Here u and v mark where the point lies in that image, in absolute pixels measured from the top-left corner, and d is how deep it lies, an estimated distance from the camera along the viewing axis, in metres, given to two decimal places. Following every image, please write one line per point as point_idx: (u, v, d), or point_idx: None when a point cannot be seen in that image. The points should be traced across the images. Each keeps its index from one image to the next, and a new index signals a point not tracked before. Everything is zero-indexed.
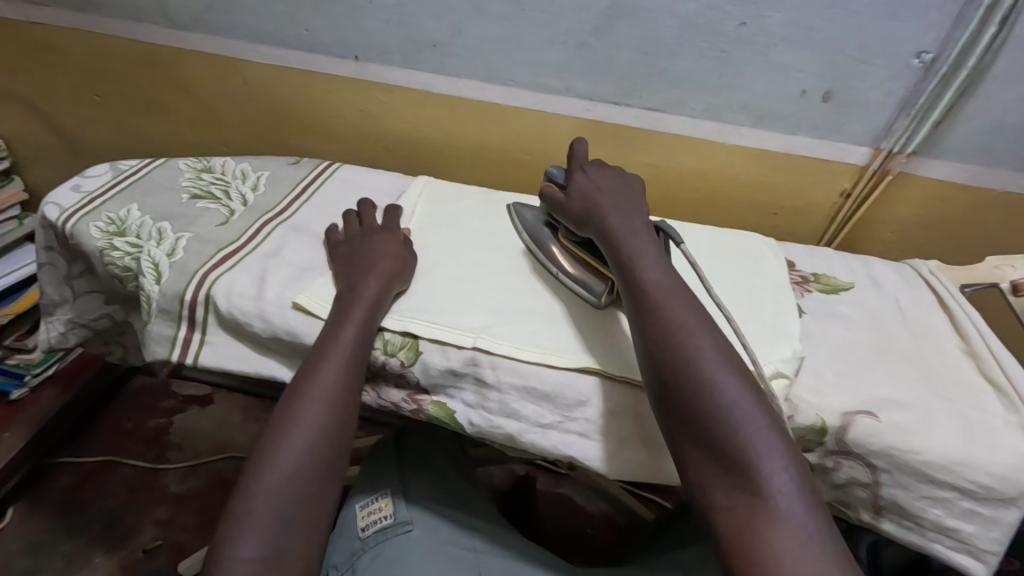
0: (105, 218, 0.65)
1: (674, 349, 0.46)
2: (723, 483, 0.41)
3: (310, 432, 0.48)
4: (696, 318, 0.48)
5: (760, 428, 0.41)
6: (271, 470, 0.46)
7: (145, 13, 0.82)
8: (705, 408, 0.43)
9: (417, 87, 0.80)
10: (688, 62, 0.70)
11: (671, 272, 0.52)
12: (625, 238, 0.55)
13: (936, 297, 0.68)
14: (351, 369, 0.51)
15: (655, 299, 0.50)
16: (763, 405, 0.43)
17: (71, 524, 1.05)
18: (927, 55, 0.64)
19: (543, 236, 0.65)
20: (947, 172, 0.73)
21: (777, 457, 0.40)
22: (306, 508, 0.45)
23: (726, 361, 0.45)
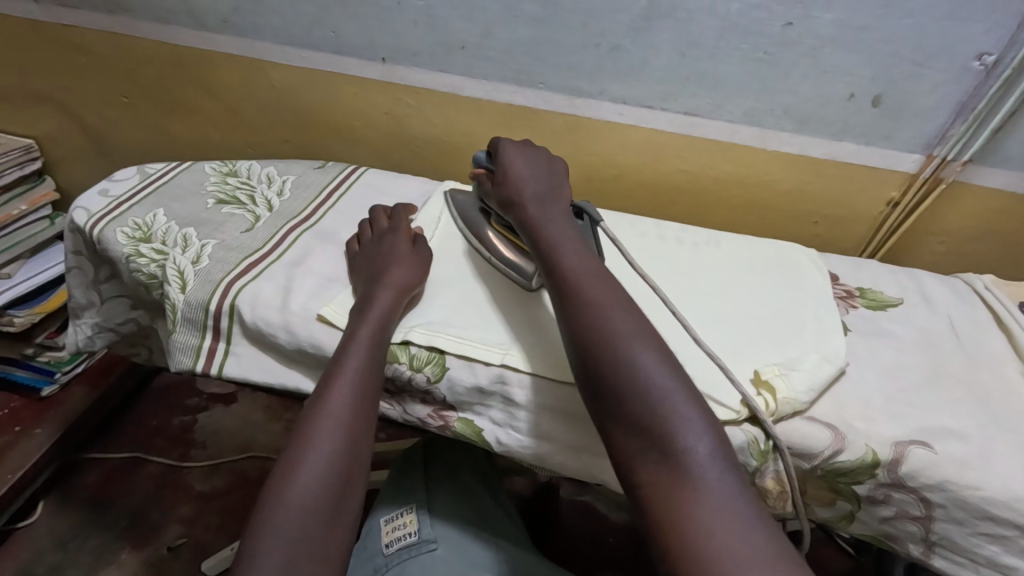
0: (131, 224, 0.64)
1: (593, 331, 0.45)
2: (645, 458, 0.40)
3: (327, 462, 0.45)
4: (612, 297, 0.47)
5: (678, 401, 0.41)
6: (286, 505, 0.43)
7: (173, 15, 0.81)
8: (623, 386, 0.42)
9: (445, 89, 0.78)
10: (729, 65, 0.67)
11: (587, 252, 0.52)
12: (542, 220, 0.54)
13: (992, 314, 0.64)
14: (364, 392, 0.49)
15: (570, 279, 0.49)
16: (680, 378, 0.43)
17: (99, 521, 1.06)
18: (989, 57, 0.60)
19: (477, 222, 0.65)
20: (1003, 180, 0.69)
21: (693, 425, 0.40)
22: (323, 545, 0.42)
23: (644, 337, 0.44)
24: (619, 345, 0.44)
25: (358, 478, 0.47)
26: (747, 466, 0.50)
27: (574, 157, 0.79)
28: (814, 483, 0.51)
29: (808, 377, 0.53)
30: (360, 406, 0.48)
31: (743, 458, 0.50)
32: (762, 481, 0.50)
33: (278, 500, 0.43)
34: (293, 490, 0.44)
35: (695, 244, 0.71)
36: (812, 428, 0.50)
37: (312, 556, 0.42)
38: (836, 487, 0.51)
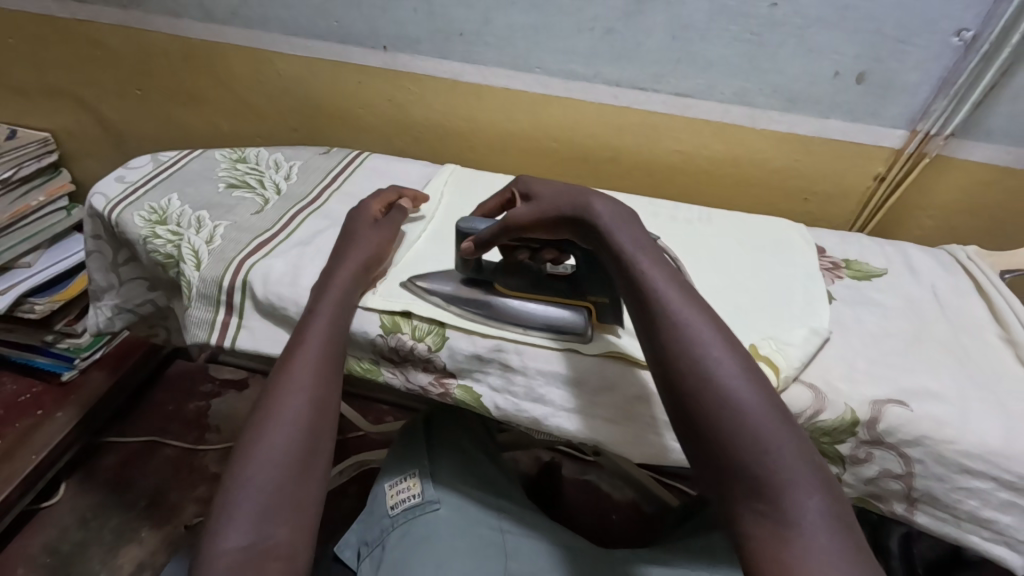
0: (147, 207, 0.68)
1: (689, 363, 0.41)
2: (747, 511, 0.37)
3: (294, 422, 0.49)
4: (712, 329, 0.43)
5: (785, 451, 0.38)
6: (257, 461, 0.46)
7: (184, 9, 0.84)
8: (724, 427, 0.39)
9: (445, 76, 0.80)
10: (718, 47, 0.69)
11: (678, 275, 0.47)
12: (617, 228, 0.48)
13: (974, 283, 0.65)
14: (328, 360, 0.53)
15: (665, 306, 0.44)
16: (787, 426, 0.39)
17: (119, 500, 1.11)
18: (968, 33, 0.62)
19: (478, 294, 0.58)
20: (985, 154, 0.71)
21: (805, 483, 0.37)
22: (293, 497, 0.46)
23: (749, 376, 0.41)
24: (719, 381, 0.40)
25: (326, 435, 0.50)
26: None
27: (571, 141, 0.81)
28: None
29: (801, 351, 0.55)
30: (326, 372, 0.53)
31: None
32: None
33: (245, 465, 0.46)
34: (265, 447, 0.47)
35: (688, 222, 0.73)
36: (796, 390, 0.53)
37: (283, 505, 0.45)
38: (821, 449, 0.53)
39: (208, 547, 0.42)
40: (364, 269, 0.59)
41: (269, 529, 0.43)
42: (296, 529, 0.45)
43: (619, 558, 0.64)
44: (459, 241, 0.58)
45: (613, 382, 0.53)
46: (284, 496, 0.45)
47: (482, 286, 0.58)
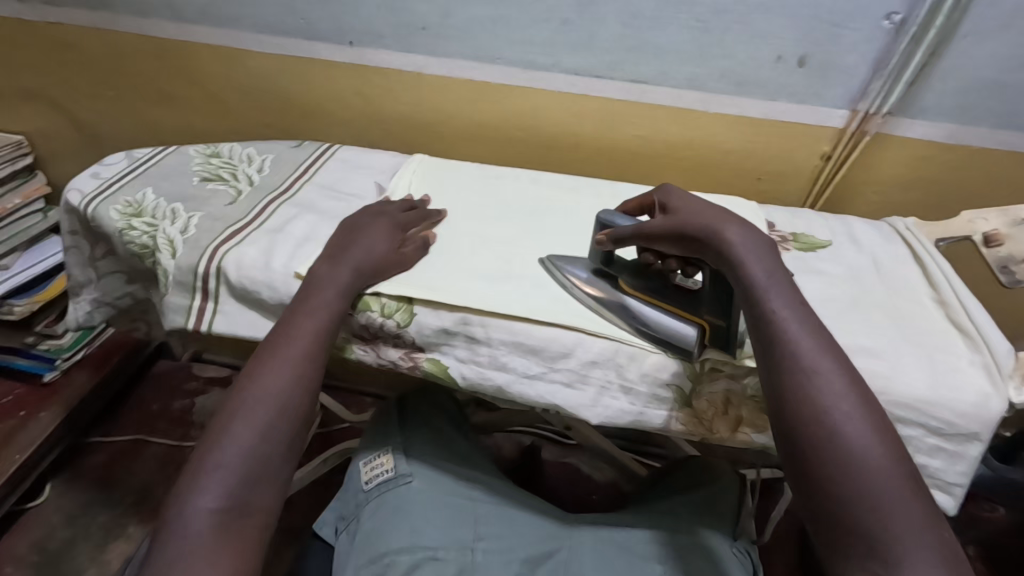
0: (123, 201, 0.70)
1: (817, 422, 0.46)
2: (862, 563, 0.42)
3: (272, 398, 0.52)
4: (845, 385, 0.47)
5: (905, 511, 0.43)
6: (238, 431, 0.50)
7: (153, 10, 0.87)
8: (846, 490, 0.44)
9: (411, 69, 0.83)
10: (668, 33, 0.72)
11: (817, 323, 0.50)
12: (752, 262, 0.51)
13: (910, 251, 0.70)
14: (320, 341, 0.55)
15: (798, 356, 0.48)
16: (910, 490, 0.44)
17: (106, 497, 1.12)
18: (897, 16, 0.66)
19: (605, 289, 0.59)
20: (922, 130, 0.75)
21: (925, 550, 0.41)
22: (269, 465, 0.50)
23: (884, 445, 0.45)
24: (848, 444, 0.45)
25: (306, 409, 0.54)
26: (683, 389, 0.56)
27: (534, 130, 0.84)
28: (748, 406, 0.56)
29: None
30: (317, 352, 0.55)
31: (679, 380, 0.56)
32: (699, 401, 0.56)
33: (222, 437, 0.50)
34: (245, 418, 0.51)
35: None
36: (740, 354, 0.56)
37: (259, 473, 0.49)
38: None
39: (182, 503, 0.47)
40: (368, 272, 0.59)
41: (242, 493, 0.48)
42: (267, 493, 0.50)
43: (587, 525, 0.67)
44: (596, 229, 0.60)
45: (574, 350, 0.56)
46: (260, 465, 0.50)
47: (605, 277, 0.60)
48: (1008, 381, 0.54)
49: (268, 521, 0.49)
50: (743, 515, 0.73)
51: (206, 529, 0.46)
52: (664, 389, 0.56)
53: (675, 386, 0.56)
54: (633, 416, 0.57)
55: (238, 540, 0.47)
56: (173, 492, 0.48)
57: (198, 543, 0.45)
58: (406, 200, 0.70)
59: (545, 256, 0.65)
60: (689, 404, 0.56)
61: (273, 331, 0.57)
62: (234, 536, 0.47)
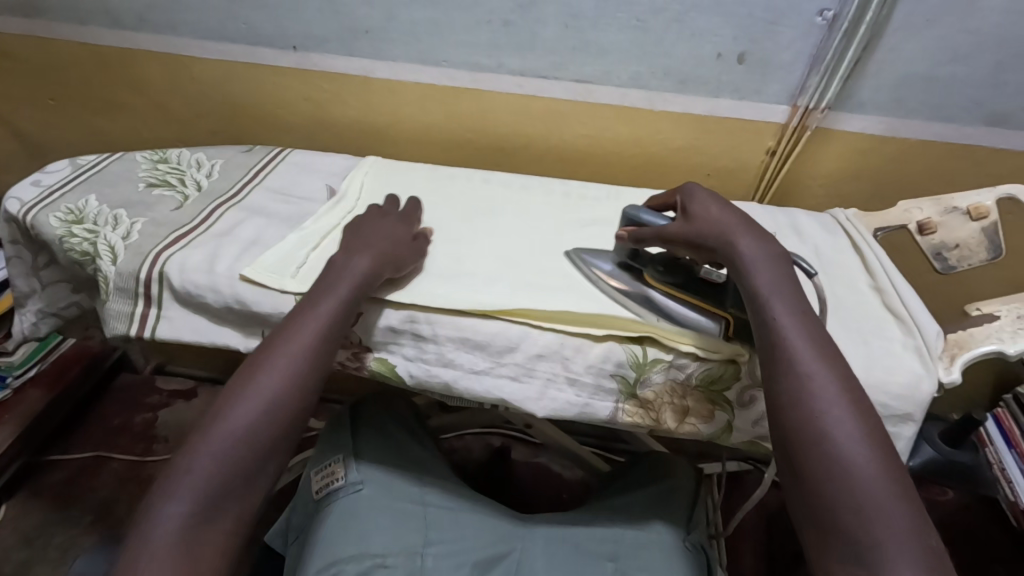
0: (63, 209, 0.68)
1: (806, 424, 0.45)
2: (841, 562, 0.41)
3: (260, 397, 0.50)
4: (838, 388, 0.46)
5: (889, 510, 0.41)
6: (218, 432, 0.48)
7: (92, 16, 0.85)
8: (830, 493, 0.42)
9: (358, 73, 0.83)
10: (609, 33, 0.74)
11: (813, 324, 0.49)
12: (754, 269, 0.52)
13: (850, 240, 0.72)
14: (319, 339, 0.53)
15: (792, 357, 0.47)
16: (894, 489, 0.42)
17: (64, 516, 1.09)
18: (828, 13, 0.67)
19: (629, 282, 0.60)
20: (859, 125, 0.78)
21: (909, 557, 0.39)
22: (245, 470, 0.48)
23: (873, 450, 0.43)
24: (834, 447, 0.43)
25: (296, 413, 0.51)
26: (628, 378, 0.56)
27: (483, 131, 0.86)
28: (694, 396, 0.57)
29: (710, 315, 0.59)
30: (314, 355, 0.52)
31: (623, 370, 0.56)
32: (644, 392, 0.57)
33: (203, 438, 0.48)
34: (228, 419, 0.49)
35: (595, 198, 0.77)
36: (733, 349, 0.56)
37: (236, 476, 0.47)
38: (712, 397, 0.57)
39: (155, 508, 0.45)
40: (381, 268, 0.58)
41: (214, 496, 0.46)
42: (240, 501, 0.48)
43: (541, 521, 0.68)
44: (623, 224, 0.61)
45: (520, 345, 0.57)
46: (235, 471, 0.47)
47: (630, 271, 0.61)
48: (938, 362, 0.56)
49: (240, 528, 0.48)
50: (700, 505, 0.74)
51: (173, 537, 0.44)
52: (609, 379, 0.57)
53: (620, 377, 0.57)
54: (579, 409, 0.57)
55: (201, 552, 0.45)
56: (146, 497, 0.46)
57: (161, 551, 0.44)
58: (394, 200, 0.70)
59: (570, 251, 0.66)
60: (634, 394, 0.57)
61: (274, 330, 0.55)
62: (200, 545, 0.45)
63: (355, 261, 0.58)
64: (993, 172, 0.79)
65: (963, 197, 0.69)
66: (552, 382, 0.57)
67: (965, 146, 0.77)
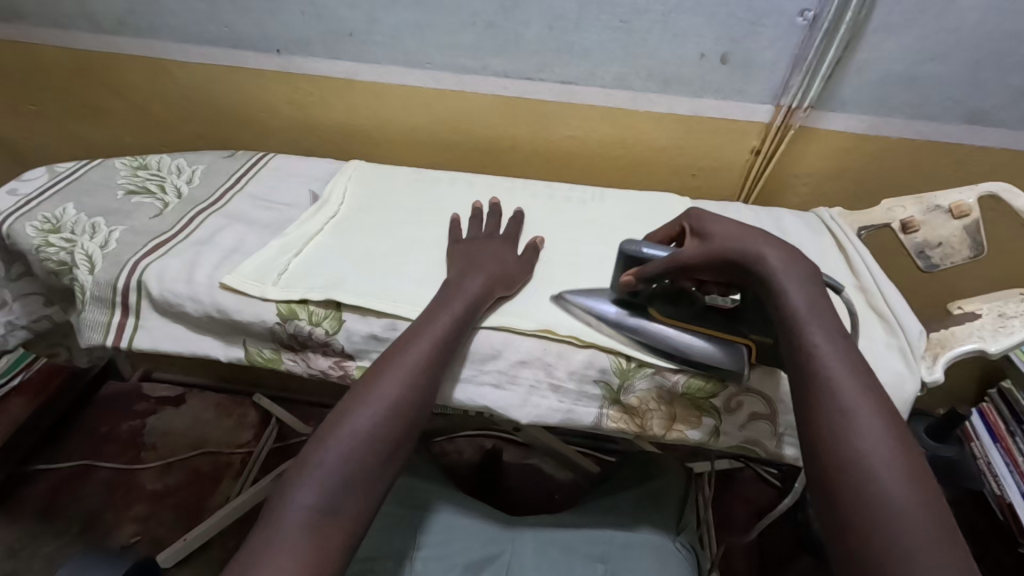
0: (40, 218, 0.67)
1: (842, 456, 0.41)
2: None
3: (385, 402, 0.49)
4: (877, 420, 0.42)
5: (932, 555, 0.37)
6: (345, 432, 0.47)
7: (69, 20, 0.84)
8: (867, 532, 0.38)
9: (341, 76, 0.83)
10: (590, 34, 0.73)
11: (852, 352, 0.45)
12: (790, 288, 0.47)
13: (834, 241, 0.72)
14: (436, 350, 0.52)
15: (829, 384, 0.44)
16: (940, 536, 0.37)
17: (50, 527, 1.08)
18: (809, 13, 0.67)
19: (636, 324, 0.56)
20: (842, 123, 0.78)
21: None
22: (362, 475, 0.46)
23: (916, 490, 0.39)
24: (873, 482, 0.40)
25: (414, 421, 0.50)
26: (611, 385, 0.56)
27: (468, 133, 0.86)
28: (680, 402, 0.56)
29: None
30: (435, 363, 0.52)
31: (607, 376, 0.56)
32: (628, 397, 0.56)
33: (330, 436, 0.47)
34: (347, 424, 0.48)
35: (580, 199, 0.77)
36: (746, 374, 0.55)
37: (356, 478, 0.46)
38: (699, 404, 0.56)
39: (285, 497, 0.45)
40: (493, 285, 0.58)
41: (339, 493, 0.45)
42: (361, 500, 0.46)
43: (529, 525, 0.68)
44: (621, 264, 0.56)
45: (503, 351, 0.56)
46: (355, 470, 0.46)
47: (635, 312, 0.57)
48: (921, 361, 0.56)
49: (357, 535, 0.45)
50: (688, 504, 0.74)
51: (301, 530, 0.43)
52: (592, 386, 0.56)
53: (604, 384, 0.56)
54: (563, 415, 0.57)
55: (318, 553, 0.42)
56: (277, 486, 0.46)
57: (286, 542, 0.42)
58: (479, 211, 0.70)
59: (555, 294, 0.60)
60: (618, 401, 0.57)
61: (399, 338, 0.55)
62: (323, 542, 0.43)
63: (474, 278, 0.58)
64: (974, 169, 0.79)
65: (945, 196, 0.69)
66: (535, 388, 0.56)
67: (946, 144, 0.78)
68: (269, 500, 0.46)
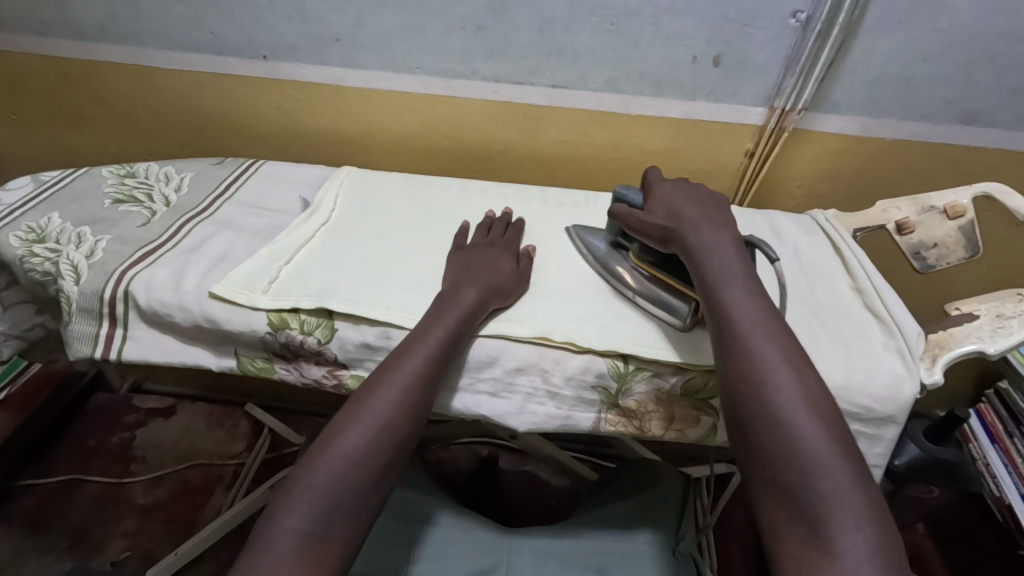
0: (24, 228, 0.66)
1: (753, 390, 0.44)
2: (794, 531, 0.39)
3: (375, 422, 0.48)
4: (781, 357, 0.46)
5: (834, 469, 0.40)
6: (335, 454, 0.46)
7: (50, 27, 0.82)
8: (777, 455, 0.41)
9: (329, 82, 0.82)
10: (582, 37, 0.73)
11: (763, 303, 0.49)
12: (709, 254, 0.53)
13: (830, 242, 0.71)
14: (427, 369, 0.51)
15: (738, 331, 0.47)
16: (841, 452, 0.41)
17: (37, 543, 1.06)
18: (802, 14, 0.67)
19: (610, 257, 0.63)
20: (835, 125, 0.78)
21: (853, 515, 0.38)
22: (354, 500, 0.45)
23: (817, 412, 0.43)
24: (780, 410, 0.43)
25: (405, 438, 0.49)
26: (609, 389, 0.55)
27: (459, 138, 0.85)
28: (678, 404, 0.56)
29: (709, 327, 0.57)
30: (426, 379, 0.50)
31: (605, 380, 0.55)
32: (626, 401, 0.56)
33: (318, 458, 0.46)
34: (338, 446, 0.46)
35: (573, 204, 0.76)
36: None
37: (345, 504, 0.44)
38: (698, 405, 0.56)
39: (273, 521, 0.43)
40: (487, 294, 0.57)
41: (329, 519, 0.44)
42: (353, 525, 0.44)
43: (527, 534, 0.67)
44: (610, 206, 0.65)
45: (499, 358, 0.55)
46: (347, 491, 0.45)
47: (617, 247, 0.64)
48: (920, 362, 0.55)
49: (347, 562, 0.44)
50: (688, 511, 0.74)
51: (291, 554, 0.42)
52: (590, 391, 0.55)
53: (603, 388, 0.56)
54: (561, 421, 0.56)
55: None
56: (265, 510, 0.45)
57: (278, 567, 0.41)
58: (489, 219, 0.70)
59: (569, 227, 0.70)
60: (616, 404, 0.56)
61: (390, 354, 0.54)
62: (314, 565, 0.42)
63: (467, 289, 0.57)
64: (967, 170, 0.80)
65: (939, 196, 0.69)
66: (531, 395, 0.56)
67: (939, 144, 0.78)
68: (257, 524, 0.44)
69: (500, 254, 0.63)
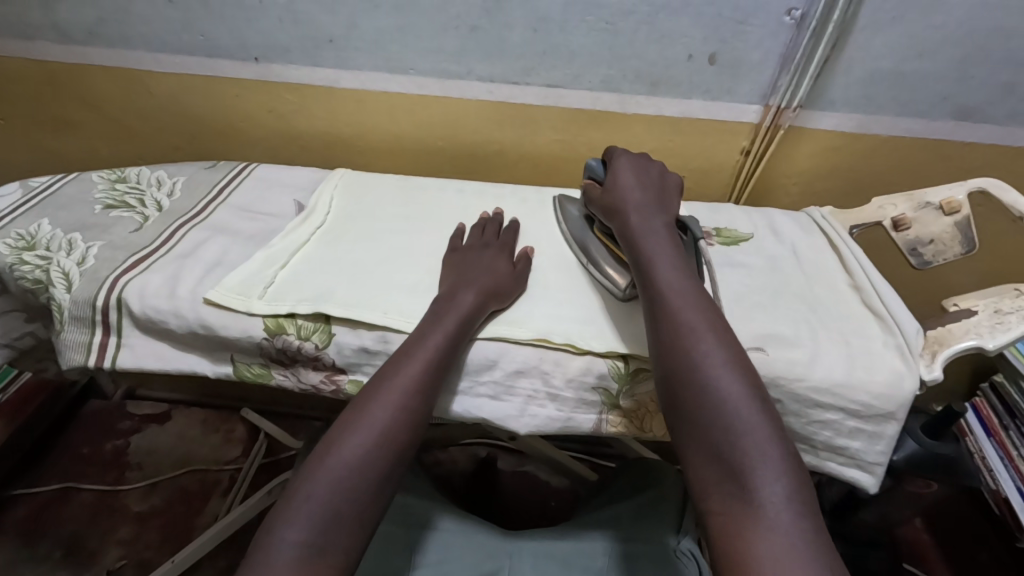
0: (14, 235, 0.64)
1: (681, 356, 0.47)
2: (720, 487, 0.41)
3: (373, 429, 0.47)
4: (707, 324, 0.49)
5: (754, 423, 0.43)
6: (333, 462, 0.46)
7: (37, 30, 0.81)
8: (705, 415, 0.44)
9: (321, 83, 0.81)
10: (578, 36, 0.72)
11: (688, 277, 0.53)
12: (645, 237, 0.56)
13: (828, 240, 0.71)
14: (425, 374, 0.50)
15: (666, 301, 0.51)
16: (762, 407, 0.44)
17: (31, 553, 1.04)
18: (796, 12, 0.67)
19: (578, 226, 0.68)
20: (830, 122, 0.78)
21: (770, 463, 0.41)
22: (353, 509, 0.44)
23: (737, 372, 0.46)
24: (705, 373, 0.46)
25: (405, 446, 0.48)
26: (611, 390, 0.55)
27: (454, 139, 0.84)
28: None
29: None
30: (426, 385, 0.50)
31: (605, 382, 0.55)
32: (627, 401, 0.55)
33: (316, 467, 0.45)
34: (339, 456, 0.46)
35: None
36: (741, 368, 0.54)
37: (344, 515, 0.44)
38: None
39: (272, 533, 0.43)
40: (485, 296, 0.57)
41: (328, 532, 0.43)
42: (353, 537, 0.44)
43: (528, 536, 0.66)
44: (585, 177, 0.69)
45: (498, 361, 0.55)
46: (346, 500, 0.44)
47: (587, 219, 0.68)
48: (919, 359, 0.55)
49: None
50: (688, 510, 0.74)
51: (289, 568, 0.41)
52: (592, 393, 0.55)
53: (603, 389, 0.55)
54: (562, 423, 0.56)
55: None
56: (264, 520, 0.44)
57: None
58: (483, 219, 0.69)
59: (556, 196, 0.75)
60: (618, 405, 0.56)
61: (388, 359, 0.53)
62: None
63: (465, 292, 0.56)
64: (961, 165, 0.80)
65: (935, 192, 0.69)
66: (532, 398, 0.55)
67: (933, 140, 0.78)
68: (256, 536, 0.44)
69: (499, 257, 0.63)
